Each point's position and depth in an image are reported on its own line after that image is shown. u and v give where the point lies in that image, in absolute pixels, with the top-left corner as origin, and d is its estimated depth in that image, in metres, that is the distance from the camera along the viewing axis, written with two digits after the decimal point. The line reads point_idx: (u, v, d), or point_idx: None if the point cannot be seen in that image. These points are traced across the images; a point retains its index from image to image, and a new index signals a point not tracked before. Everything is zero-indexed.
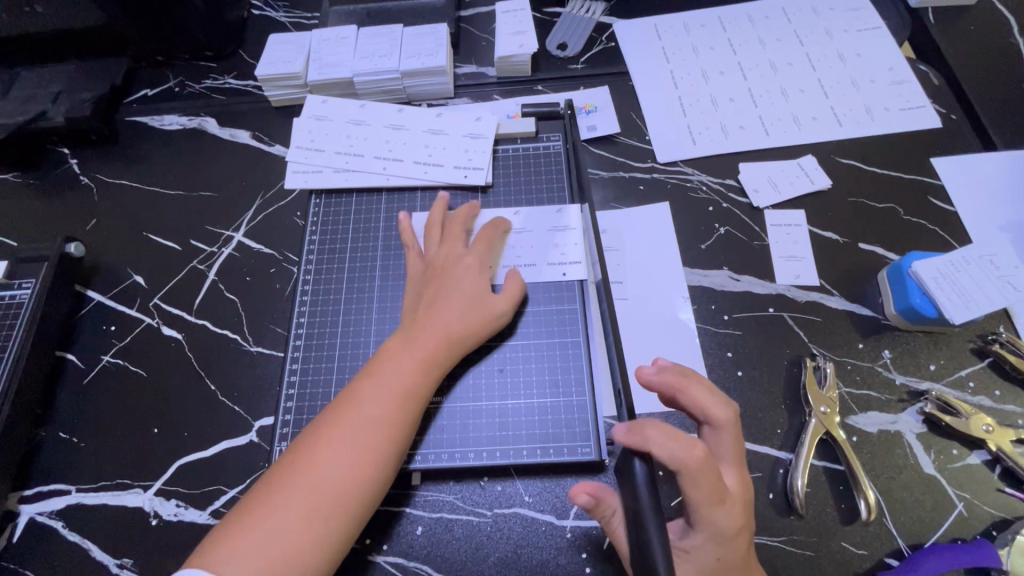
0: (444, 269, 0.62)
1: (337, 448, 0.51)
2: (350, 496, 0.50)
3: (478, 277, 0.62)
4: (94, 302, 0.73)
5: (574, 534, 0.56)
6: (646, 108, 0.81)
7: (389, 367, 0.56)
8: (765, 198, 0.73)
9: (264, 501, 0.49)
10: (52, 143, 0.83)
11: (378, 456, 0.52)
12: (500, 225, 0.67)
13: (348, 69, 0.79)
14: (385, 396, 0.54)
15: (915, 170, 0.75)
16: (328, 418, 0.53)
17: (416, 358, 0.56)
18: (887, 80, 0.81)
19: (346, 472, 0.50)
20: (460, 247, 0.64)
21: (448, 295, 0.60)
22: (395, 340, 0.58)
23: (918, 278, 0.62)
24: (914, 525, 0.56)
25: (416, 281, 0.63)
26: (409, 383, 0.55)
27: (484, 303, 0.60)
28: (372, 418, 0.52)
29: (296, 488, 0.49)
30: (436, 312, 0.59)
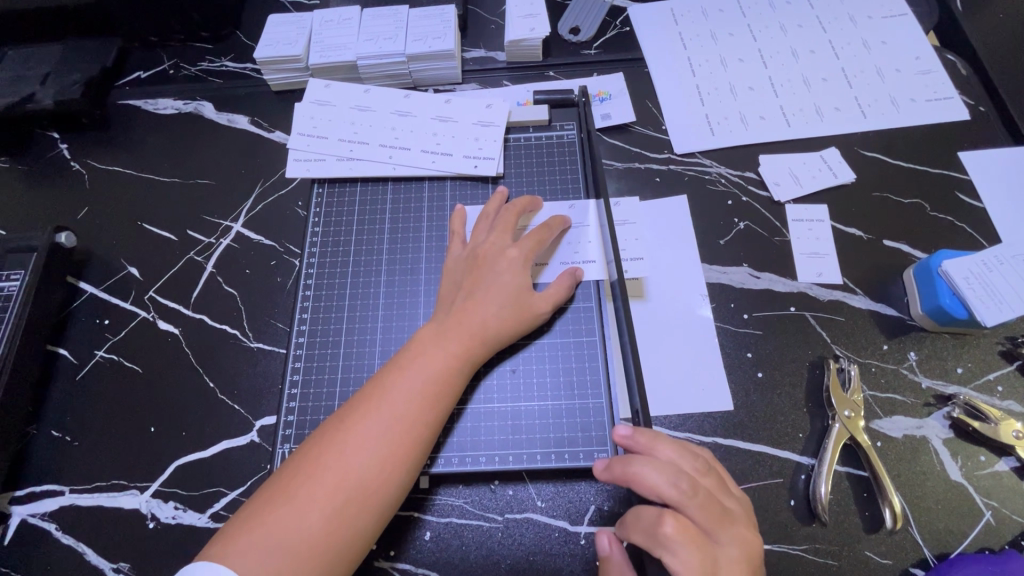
0: (486, 260, 0.60)
1: (361, 444, 0.49)
2: (369, 496, 0.47)
3: (520, 273, 0.59)
4: (87, 294, 0.70)
5: (588, 541, 0.54)
6: (662, 97, 0.77)
7: (422, 359, 0.54)
8: (786, 191, 0.70)
9: (285, 494, 0.47)
10: (41, 128, 0.80)
11: (405, 456, 0.49)
12: (559, 223, 0.63)
13: (351, 52, 0.75)
14: (415, 392, 0.51)
15: (942, 164, 0.72)
16: (353, 410, 0.51)
17: (450, 353, 0.54)
18: (913, 69, 0.78)
19: (368, 471, 0.48)
20: (508, 239, 0.61)
21: (487, 288, 0.58)
22: (429, 331, 0.56)
23: (947, 278, 0.60)
24: (941, 535, 0.54)
25: (456, 270, 0.61)
26: (442, 379, 0.53)
27: (524, 300, 0.58)
28: (399, 415, 0.50)
29: (317, 481, 0.47)
30: (475, 306, 0.57)
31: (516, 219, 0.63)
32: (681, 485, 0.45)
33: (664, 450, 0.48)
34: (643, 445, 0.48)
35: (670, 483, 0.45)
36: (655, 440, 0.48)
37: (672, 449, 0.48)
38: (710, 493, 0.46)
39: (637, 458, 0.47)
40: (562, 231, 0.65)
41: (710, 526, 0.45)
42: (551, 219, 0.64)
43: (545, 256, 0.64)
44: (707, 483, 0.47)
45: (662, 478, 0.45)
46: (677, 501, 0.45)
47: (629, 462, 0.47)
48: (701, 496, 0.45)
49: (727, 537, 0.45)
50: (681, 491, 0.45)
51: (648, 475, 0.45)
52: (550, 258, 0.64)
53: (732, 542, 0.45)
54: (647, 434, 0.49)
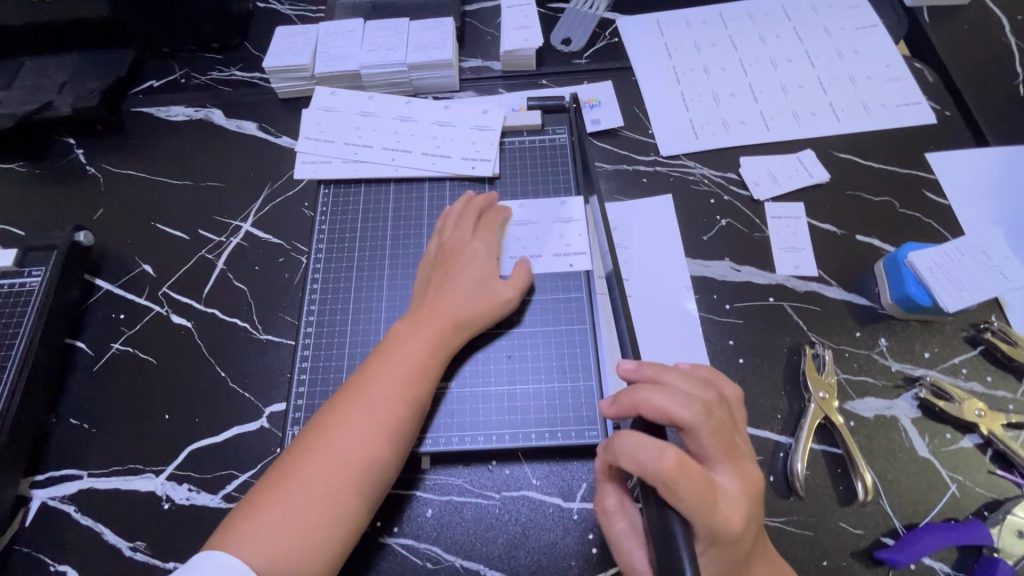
0: (453, 255, 0.64)
1: (346, 430, 0.52)
2: (359, 476, 0.51)
3: (483, 264, 0.63)
4: (103, 290, 0.73)
5: (580, 516, 0.58)
6: (648, 103, 0.82)
7: (397, 349, 0.57)
8: (765, 190, 0.74)
9: (284, 482, 0.50)
10: (58, 134, 0.84)
11: (387, 437, 0.53)
12: (502, 212, 0.69)
13: (355, 62, 0.80)
14: (396, 380, 0.55)
15: (911, 164, 0.76)
16: (339, 402, 0.54)
17: (423, 341, 0.58)
18: (883, 77, 0.83)
19: (359, 453, 0.52)
20: (470, 233, 0.66)
21: (456, 280, 0.62)
22: (403, 324, 0.60)
23: (913, 268, 0.64)
24: (909, 506, 0.57)
25: (429, 267, 0.65)
26: (418, 364, 0.57)
27: (491, 288, 0.62)
28: (382, 400, 0.54)
29: (313, 468, 0.51)
30: (445, 296, 0.61)
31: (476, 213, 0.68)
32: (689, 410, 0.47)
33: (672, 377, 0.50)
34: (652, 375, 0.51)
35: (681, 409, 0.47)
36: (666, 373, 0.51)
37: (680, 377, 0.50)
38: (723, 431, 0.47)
39: (644, 388, 0.48)
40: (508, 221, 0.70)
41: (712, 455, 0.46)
42: (495, 210, 0.69)
43: (499, 248, 0.69)
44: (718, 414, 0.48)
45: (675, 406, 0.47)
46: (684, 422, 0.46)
47: (637, 392, 0.48)
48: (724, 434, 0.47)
49: (728, 467, 0.46)
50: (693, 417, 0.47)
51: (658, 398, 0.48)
52: (503, 251, 0.68)
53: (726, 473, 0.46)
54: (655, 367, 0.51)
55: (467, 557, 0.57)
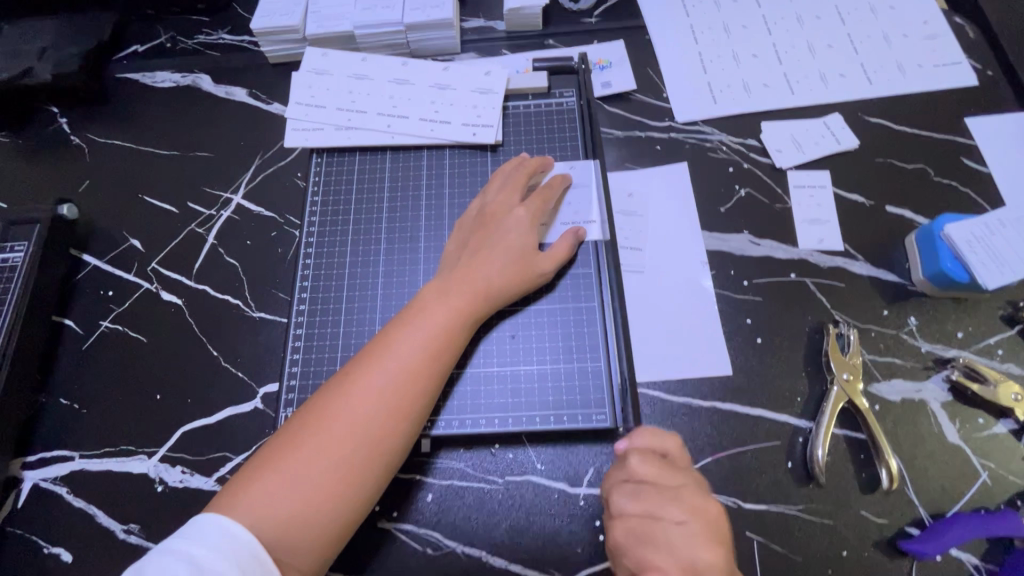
0: (493, 219, 0.61)
1: (366, 395, 0.50)
2: (375, 446, 0.49)
3: (526, 234, 0.60)
4: (90, 266, 0.70)
5: (587, 502, 0.55)
6: (663, 64, 0.76)
7: (425, 315, 0.55)
8: (788, 158, 0.69)
9: (292, 443, 0.48)
10: (40, 102, 0.80)
11: (408, 410, 0.51)
12: (561, 181, 0.64)
13: (349, 21, 0.75)
14: (421, 345, 0.53)
15: (947, 129, 0.71)
16: (359, 363, 0.52)
17: (453, 308, 0.55)
18: (921, 34, 0.76)
19: (373, 422, 0.49)
20: (515, 199, 0.62)
21: (494, 246, 0.59)
22: (432, 287, 0.57)
23: (949, 242, 0.59)
24: (936, 495, 0.54)
25: (465, 229, 0.62)
26: (446, 333, 0.54)
27: (526, 259, 0.59)
28: (403, 367, 0.51)
29: (323, 431, 0.48)
30: (479, 264, 0.58)
31: (527, 178, 0.63)
32: (653, 503, 0.44)
33: (634, 460, 0.47)
34: (618, 469, 0.48)
35: (640, 508, 0.44)
36: (657, 438, 0.49)
37: (641, 459, 0.47)
38: (699, 503, 0.44)
39: (648, 443, 0.48)
40: (565, 190, 0.65)
41: (686, 542, 0.42)
42: (553, 178, 0.64)
43: (548, 216, 0.64)
44: (679, 475, 0.46)
45: (639, 506, 0.44)
46: (651, 516, 0.44)
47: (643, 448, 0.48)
48: (708, 503, 0.45)
49: (720, 526, 0.44)
50: (661, 504, 0.44)
51: (623, 503, 0.45)
52: (554, 219, 0.64)
53: (703, 550, 0.42)
54: (649, 436, 0.49)
55: (469, 544, 0.54)
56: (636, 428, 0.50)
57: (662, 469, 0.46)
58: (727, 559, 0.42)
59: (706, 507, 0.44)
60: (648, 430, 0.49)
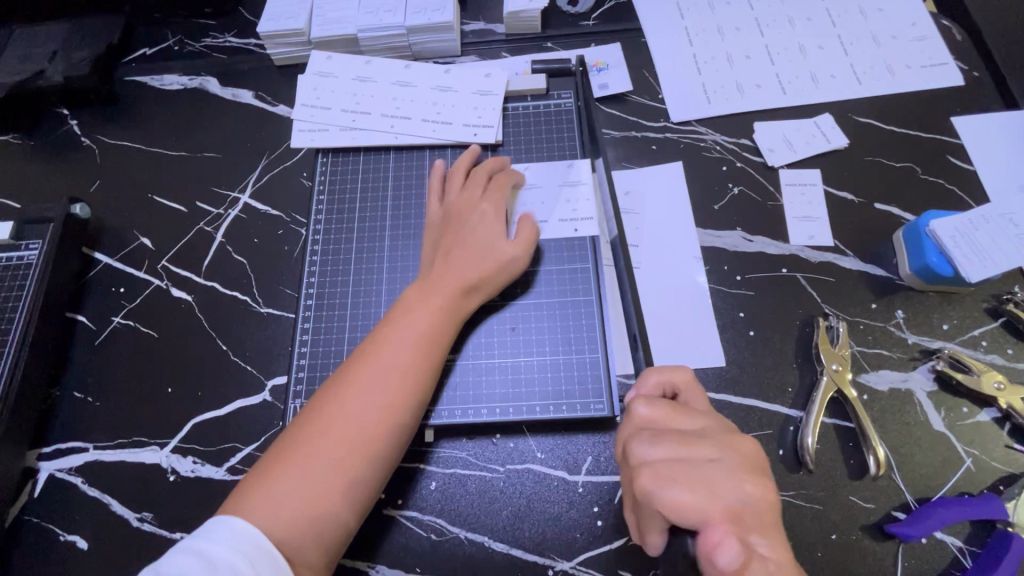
0: (459, 217, 0.63)
1: (356, 398, 0.52)
2: (371, 444, 0.51)
3: (492, 227, 0.62)
4: (101, 264, 0.72)
5: (586, 489, 0.57)
6: (659, 66, 0.79)
7: (408, 317, 0.56)
8: (780, 157, 0.71)
9: (291, 449, 0.50)
10: (52, 104, 0.82)
11: (400, 407, 0.53)
12: (514, 176, 0.66)
13: (353, 25, 0.77)
14: (407, 346, 0.55)
15: (934, 128, 0.73)
16: (347, 368, 0.54)
17: (433, 307, 0.57)
18: (909, 36, 0.78)
19: (365, 422, 0.51)
20: (477, 194, 0.64)
21: (463, 242, 0.61)
22: (413, 290, 0.59)
23: (934, 237, 0.61)
24: (922, 481, 0.56)
25: (436, 229, 0.63)
26: (429, 331, 0.56)
27: (496, 249, 0.61)
28: (389, 366, 0.53)
29: (320, 433, 0.50)
30: (451, 261, 0.59)
31: (484, 174, 0.66)
32: (676, 444, 0.43)
33: (643, 407, 0.46)
34: (627, 421, 0.46)
35: (666, 450, 0.42)
36: (663, 378, 0.49)
37: (649, 404, 0.46)
38: (726, 437, 0.44)
39: (658, 386, 0.48)
40: (519, 183, 0.67)
41: (723, 476, 0.41)
42: (506, 171, 0.67)
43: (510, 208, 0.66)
44: (697, 416, 0.46)
45: (660, 448, 0.43)
46: (679, 458, 0.42)
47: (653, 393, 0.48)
48: (738, 441, 0.44)
49: (754, 463, 0.43)
50: (685, 443, 0.43)
51: (643, 449, 0.43)
52: (514, 209, 0.66)
53: (745, 484, 0.41)
54: (660, 375, 0.49)
55: (472, 529, 0.56)
56: (643, 373, 0.50)
57: (675, 410, 0.45)
58: (767, 487, 0.42)
59: (737, 443, 0.44)
60: (656, 370, 0.50)
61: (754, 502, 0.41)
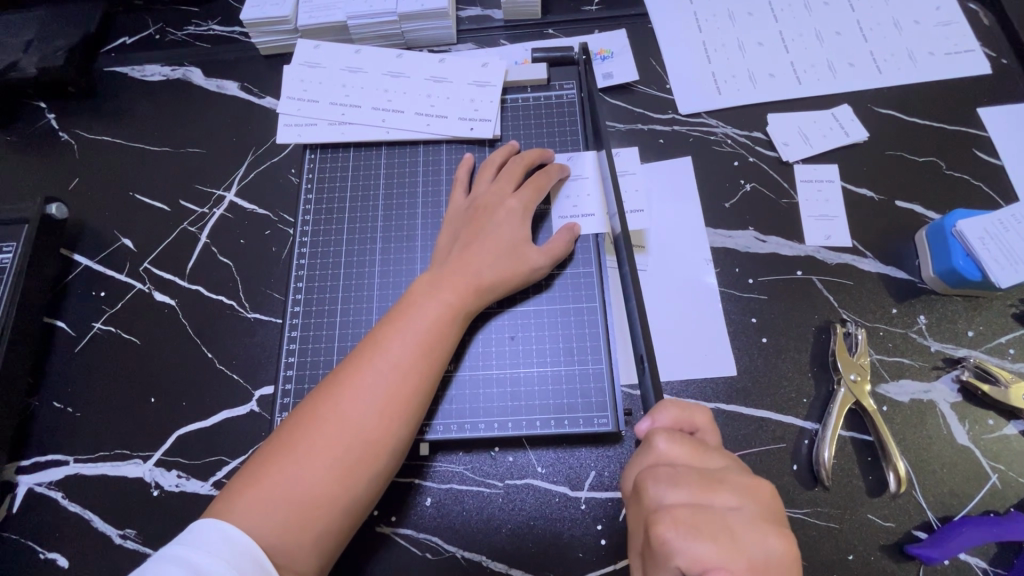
0: (484, 210, 0.60)
1: (359, 396, 0.49)
2: (371, 447, 0.48)
3: (518, 225, 0.59)
4: (81, 266, 0.69)
5: (589, 506, 0.54)
6: (667, 54, 0.74)
7: (418, 311, 0.53)
8: (795, 151, 0.67)
9: (285, 449, 0.47)
10: (28, 97, 0.78)
11: (403, 410, 0.50)
12: (558, 170, 0.63)
13: (342, 11, 0.73)
14: (415, 343, 0.52)
15: (960, 120, 0.69)
16: (349, 366, 0.51)
17: (445, 302, 0.54)
18: (933, 21, 0.74)
19: (367, 424, 0.48)
20: (508, 189, 0.61)
21: (486, 237, 0.58)
22: (424, 282, 0.56)
23: (961, 238, 0.58)
24: (945, 498, 0.53)
25: (457, 221, 0.61)
26: (439, 329, 0.53)
27: (520, 250, 0.58)
28: (395, 366, 0.50)
29: (316, 435, 0.48)
30: (471, 255, 0.56)
31: (523, 170, 0.62)
32: (696, 488, 0.40)
33: (665, 441, 0.42)
34: (645, 455, 0.43)
35: (686, 494, 0.40)
36: (686, 413, 0.44)
37: (671, 439, 0.42)
38: (746, 483, 0.41)
39: (676, 419, 0.44)
40: (562, 180, 0.64)
41: (745, 527, 0.38)
42: (549, 167, 0.63)
43: (547, 206, 0.64)
44: (714, 457, 0.43)
45: (682, 492, 0.40)
46: (698, 504, 0.39)
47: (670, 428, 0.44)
48: (758, 487, 0.41)
49: (773, 513, 0.40)
50: (706, 489, 0.40)
51: (661, 492, 0.40)
52: (552, 210, 0.63)
53: (767, 536, 0.38)
54: (679, 407, 0.45)
55: (470, 548, 0.54)
56: (659, 402, 0.45)
57: (694, 450, 0.42)
58: (789, 539, 0.39)
59: (756, 489, 0.41)
60: (675, 403, 0.45)
61: (778, 555, 0.38)
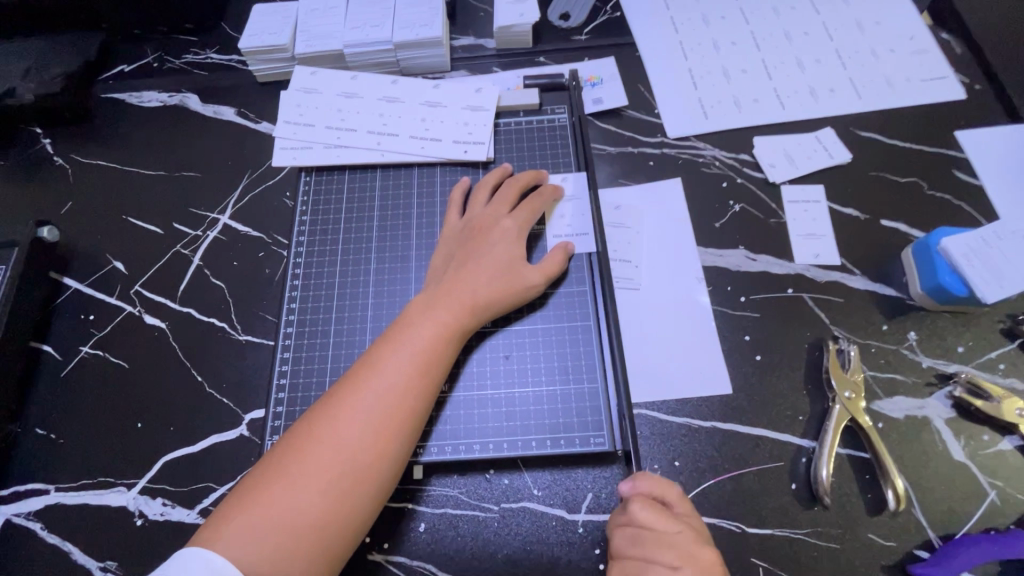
0: (480, 231, 0.60)
1: (352, 417, 0.48)
2: (364, 470, 0.47)
3: (513, 246, 0.59)
4: (70, 290, 0.68)
5: (586, 529, 0.53)
6: (654, 80, 0.76)
7: (412, 331, 0.53)
8: (781, 173, 0.69)
9: (277, 472, 0.46)
10: (23, 123, 0.78)
11: (397, 430, 0.49)
12: (552, 192, 0.64)
13: (338, 40, 0.74)
14: (410, 363, 0.51)
15: (939, 143, 0.71)
16: (344, 388, 0.50)
17: (440, 322, 0.54)
18: (908, 49, 0.77)
19: (360, 446, 0.48)
20: (503, 211, 0.62)
21: (480, 257, 0.58)
22: (420, 303, 0.56)
23: (946, 255, 0.59)
24: (944, 516, 0.53)
25: (452, 243, 0.61)
26: (433, 349, 0.53)
27: (516, 269, 0.58)
28: (388, 386, 0.50)
29: (308, 458, 0.47)
30: (466, 275, 0.57)
31: (518, 192, 0.63)
32: (648, 554, 0.45)
33: (635, 507, 0.47)
34: (617, 515, 0.48)
35: (638, 553, 0.45)
36: (662, 484, 0.48)
37: (639, 507, 0.47)
38: (696, 553, 0.44)
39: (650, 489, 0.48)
40: (555, 202, 0.65)
41: None
42: (543, 189, 0.64)
43: (541, 227, 0.64)
44: (679, 525, 0.46)
45: (636, 552, 0.45)
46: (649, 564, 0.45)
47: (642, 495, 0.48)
48: (710, 558, 0.45)
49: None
50: (656, 553, 0.45)
51: (619, 549, 0.46)
52: (546, 230, 0.64)
53: None
54: (658, 481, 0.49)
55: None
56: (642, 472, 0.50)
57: (660, 518, 0.46)
58: None
59: (708, 557, 0.45)
60: (654, 478, 0.49)
61: None
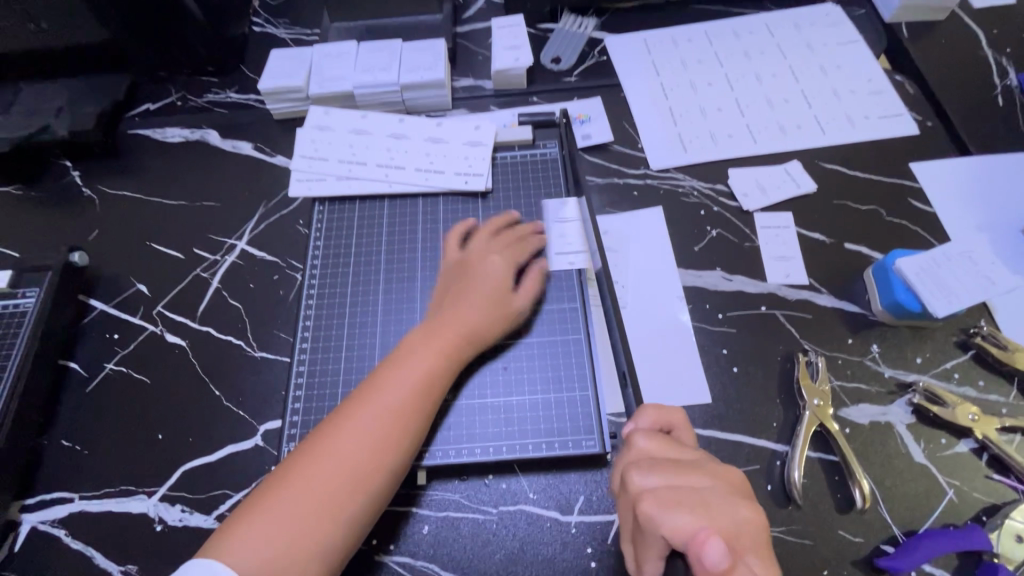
0: (473, 267, 0.66)
1: (353, 437, 0.53)
2: (363, 486, 0.52)
3: (504, 281, 0.65)
4: (96, 311, 0.73)
5: (578, 529, 0.57)
6: (637, 118, 0.84)
7: (411, 359, 0.58)
8: (754, 201, 0.76)
9: (282, 487, 0.51)
10: (55, 157, 0.85)
11: (394, 449, 0.54)
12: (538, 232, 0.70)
13: (349, 81, 0.81)
14: (408, 388, 0.56)
15: (895, 174, 0.78)
16: (349, 405, 0.55)
17: (436, 351, 0.59)
18: (865, 90, 0.85)
19: (360, 463, 0.52)
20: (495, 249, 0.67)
21: (473, 290, 0.63)
22: (418, 332, 0.61)
23: (901, 274, 0.65)
24: (908, 513, 0.57)
25: (448, 278, 0.67)
26: (430, 375, 0.58)
27: (506, 302, 0.64)
28: (387, 409, 0.55)
29: (312, 474, 0.51)
30: (461, 308, 0.62)
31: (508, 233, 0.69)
32: (674, 474, 0.46)
33: (642, 438, 0.49)
34: (626, 452, 0.49)
35: (663, 479, 0.46)
36: (661, 413, 0.52)
37: (647, 435, 0.49)
38: (718, 468, 0.47)
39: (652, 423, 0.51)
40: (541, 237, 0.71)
41: (720, 500, 0.44)
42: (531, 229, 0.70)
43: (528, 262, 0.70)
44: (688, 450, 0.49)
45: (659, 477, 0.46)
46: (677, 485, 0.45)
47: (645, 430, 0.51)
48: (729, 473, 0.47)
49: (745, 495, 0.46)
50: (679, 473, 0.46)
51: (644, 478, 0.46)
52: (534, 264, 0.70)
53: (741, 507, 0.44)
54: (654, 410, 0.52)
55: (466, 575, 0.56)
56: (639, 408, 0.53)
57: (668, 443, 0.49)
58: (758, 512, 0.44)
59: (728, 473, 0.47)
60: (653, 407, 0.53)
61: (749, 523, 0.43)
